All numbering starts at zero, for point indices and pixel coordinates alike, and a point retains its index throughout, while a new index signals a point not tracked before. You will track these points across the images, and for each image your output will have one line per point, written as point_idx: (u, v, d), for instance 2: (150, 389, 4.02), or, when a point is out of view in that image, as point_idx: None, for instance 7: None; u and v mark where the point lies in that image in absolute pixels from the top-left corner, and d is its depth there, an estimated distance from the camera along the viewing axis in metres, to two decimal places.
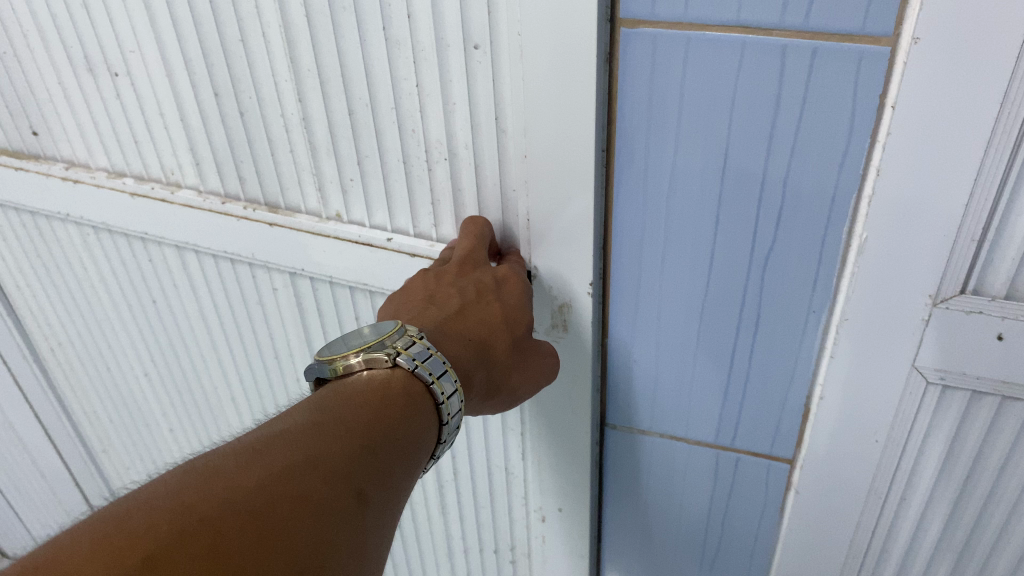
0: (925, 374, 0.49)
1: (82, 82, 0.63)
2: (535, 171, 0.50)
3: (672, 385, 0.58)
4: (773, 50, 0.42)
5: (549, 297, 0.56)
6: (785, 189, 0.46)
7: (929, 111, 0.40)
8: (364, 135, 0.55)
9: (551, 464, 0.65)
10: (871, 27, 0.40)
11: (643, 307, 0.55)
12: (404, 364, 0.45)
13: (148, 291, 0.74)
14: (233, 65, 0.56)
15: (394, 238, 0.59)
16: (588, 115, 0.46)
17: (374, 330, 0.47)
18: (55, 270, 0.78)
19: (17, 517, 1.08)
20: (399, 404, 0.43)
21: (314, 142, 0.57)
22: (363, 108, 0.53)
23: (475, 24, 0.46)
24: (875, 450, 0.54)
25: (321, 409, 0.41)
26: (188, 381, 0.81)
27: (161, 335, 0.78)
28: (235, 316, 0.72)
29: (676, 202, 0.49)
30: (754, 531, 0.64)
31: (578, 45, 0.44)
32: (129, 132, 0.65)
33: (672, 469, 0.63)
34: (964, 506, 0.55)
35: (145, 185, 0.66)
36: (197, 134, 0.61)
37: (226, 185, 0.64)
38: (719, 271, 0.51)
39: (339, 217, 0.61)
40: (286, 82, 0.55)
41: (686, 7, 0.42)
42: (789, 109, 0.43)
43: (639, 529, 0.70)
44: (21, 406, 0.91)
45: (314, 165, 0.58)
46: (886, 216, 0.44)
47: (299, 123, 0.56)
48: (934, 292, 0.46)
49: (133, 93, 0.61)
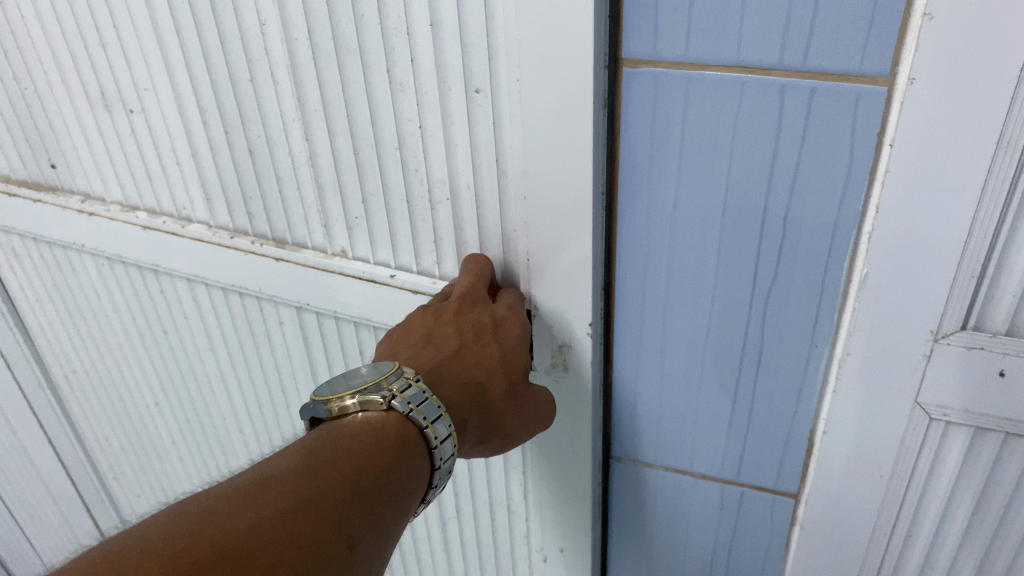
0: (928, 410, 0.50)
1: (98, 117, 0.65)
2: (535, 212, 0.50)
3: (676, 419, 0.58)
4: (771, 89, 0.43)
5: (551, 335, 0.56)
6: (785, 223, 0.47)
7: (925, 149, 0.41)
8: (369, 174, 0.56)
9: (552, 504, 0.65)
10: (868, 67, 0.41)
11: (647, 341, 0.55)
12: (399, 408, 0.45)
13: (159, 322, 0.76)
14: (243, 105, 0.57)
15: (398, 275, 0.60)
16: (586, 157, 0.47)
17: (371, 372, 0.48)
18: (70, 301, 0.80)
19: (29, 544, 1.08)
20: (393, 447, 0.44)
21: (320, 180, 0.58)
22: (368, 148, 0.55)
23: (476, 69, 0.48)
24: (880, 484, 0.54)
25: (314, 453, 0.42)
26: (197, 412, 0.82)
27: (171, 365, 0.79)
28: (244, 348, 0.73)
29: (679, 238, 0.50)
30: (760, 568, 0.64)
31: (576, 89, 0.45)
32: (143, 168, 0.66)
33: (676, 504, 0.63)
34: (971, 544, 0.54)
35: (157, 219, 0.68)
36: (208, 170, 0.63)
37: (235, 220, 0.65)
38: (722, 305, 0.52)
39: (344, 253, 0.62)
40: (294, 122, 0.56)
41: (687, 48, 0.43)
42: (789, 146, 0.44)
43: (645, 564, 0.69)
44: (35, 433, 0.92)
45: (321, 204, 0.60)
46: (886, 252, 0.45)
47: (305, 161, 0.58)
48: (934, 327, 0.46)
49: (147, 128, 0.63)
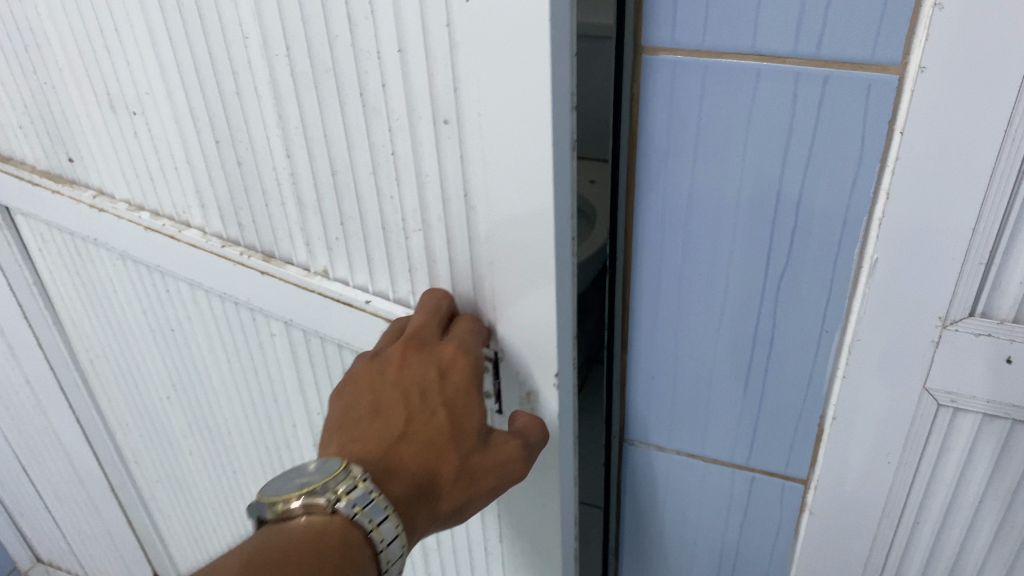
0: (936, 396, 0.51)
1: (106, 118, 0.66)
2: (503, 243, 0.50)
3: (689, 404, 0.60)
4: (785, 76, 0.44)
5: (517, 378, 0.56)
6: (798, 209, 0.48)
7: (935, 136, 0.42)
8: (346, 198, 0.55)
9: (525, 547, 0.64)
10: (880, 55, 0.42)
11: (661, 326, 0.57)
12: (344, 512, 0.44)
13: (168, 319, 0.77)
14: (230, 117, 0.57)
15: (373, 301, 0.60)
16: (548, 187, 0.46)
17: (318, 469, 0.46)
18: (92, 290, 0.82)
19: (56, 525, 1.10)
20: (335, 555, 0.43)
21: (301, 199, 0.58)
22: (344, 170, 0.54)
23: (442, 98, 0.46)
24: (887, 472, 0.55)
25: (256, 561, 0.41)
26: (203, 409, 0.84)
27: (180, 361, 0.81)
28: (240, 355, 0.74)
29: (695, 223, 0.51)
30: (769, 553, 0.65)
31: (538, 118, 0.44)
32: (147, 171, 0.67)
33: (688, 490, 0.65)
34: (978, 531, 0.55)
35: (159, 221, 0.69)
36: (202, 178, 0.64)
37: (228, 228, 0.66)
38: (736, 290, 0.53)
39: (325, 273, 0.62)
40: (275, 138, 0.56)
41: (705, 36, 0.45)
42: (802, 133, 0.46)
43: (655, 550, 0.71)
44: (64, 412, 0.94)
45: (303, 223, 0.60)
46: (897, 239, 0.46)
47: (287, 178, 0.57)
48: (943, 314, 0.47)
49: (147, 132, 0.64)
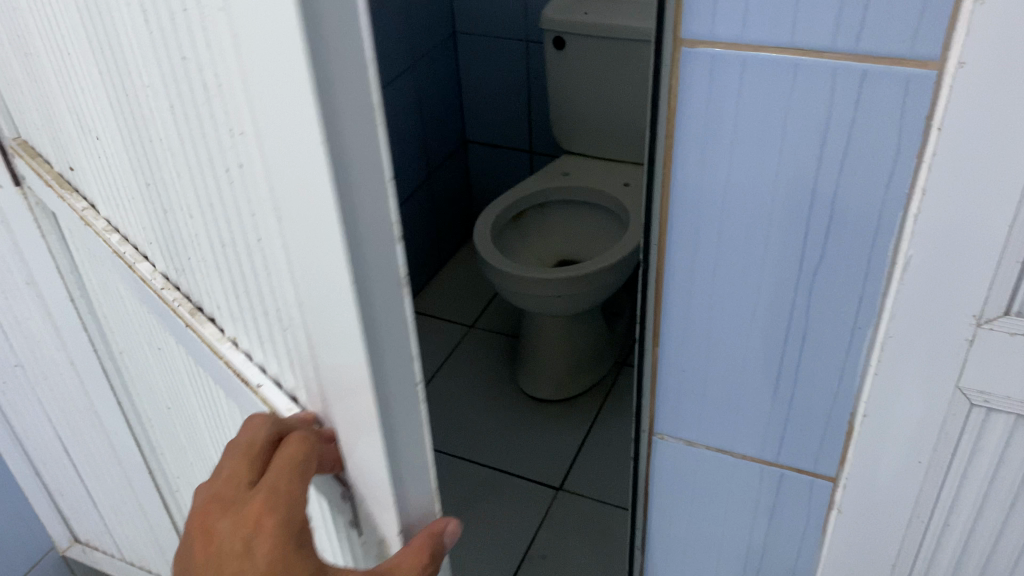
0: (969, 396, 0.51)
1: (82, 130, 0.58)
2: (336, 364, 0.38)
3: (719, 398, 0.60)
4: (823, 71, 0.45)
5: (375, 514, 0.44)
6: (833, 205, 0.49)
7: (974, 133, 0.42)
8: (237, 267, 0.44)
9: None
10: (919, 50, 0.42)
11: (693, 320, 0.57)
12: None
13: (149, 338, 0.72)
14: (152, 159, 0.47)
15: (264, 386, 0.48)
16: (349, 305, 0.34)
17: None
18: (103, 290, 0.78)
19: (93, 503, 1.10)
20: None
21: (208, 262, 0.48)
22: (229, 239, 0.43)
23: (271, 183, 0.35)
24: (918, 471, 0.55)
25: None
26: (185, 434, 0.79)
27: (164, 384, 0.76)
28: (197, 397, 0.68)
29: (729, 218, 0.52)
30: (796, 550, 0.65)
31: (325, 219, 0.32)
32: (114, 194, 0.59)
33: (715, 483, 0.65)
34: (1009, 533, 0.55)
35: (122, 247, 0.61)
36: (145, 214, 0.54)
37: (168, 273, 0.56)
38: (769, 285, 0.53)
39: (236, 343, 0.51)
40: (189, 196, 0.45)
41: (743, 29, 0.45)
42: (839, 128, 0.46)
43: (683, 545, 0.71)
44: (107, 398, 0.92)
45: (216, 289, 0.49)
46: (931, 236, 0.46)
47: (200, 236, 0.47)
48: (978, 312, 0.47)
49: (107, 155, 0.55)
